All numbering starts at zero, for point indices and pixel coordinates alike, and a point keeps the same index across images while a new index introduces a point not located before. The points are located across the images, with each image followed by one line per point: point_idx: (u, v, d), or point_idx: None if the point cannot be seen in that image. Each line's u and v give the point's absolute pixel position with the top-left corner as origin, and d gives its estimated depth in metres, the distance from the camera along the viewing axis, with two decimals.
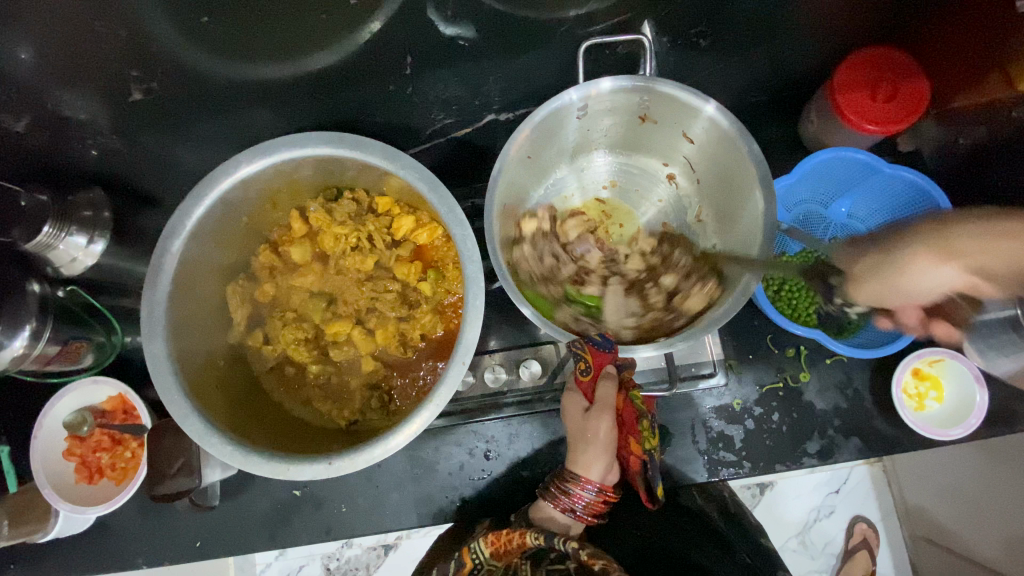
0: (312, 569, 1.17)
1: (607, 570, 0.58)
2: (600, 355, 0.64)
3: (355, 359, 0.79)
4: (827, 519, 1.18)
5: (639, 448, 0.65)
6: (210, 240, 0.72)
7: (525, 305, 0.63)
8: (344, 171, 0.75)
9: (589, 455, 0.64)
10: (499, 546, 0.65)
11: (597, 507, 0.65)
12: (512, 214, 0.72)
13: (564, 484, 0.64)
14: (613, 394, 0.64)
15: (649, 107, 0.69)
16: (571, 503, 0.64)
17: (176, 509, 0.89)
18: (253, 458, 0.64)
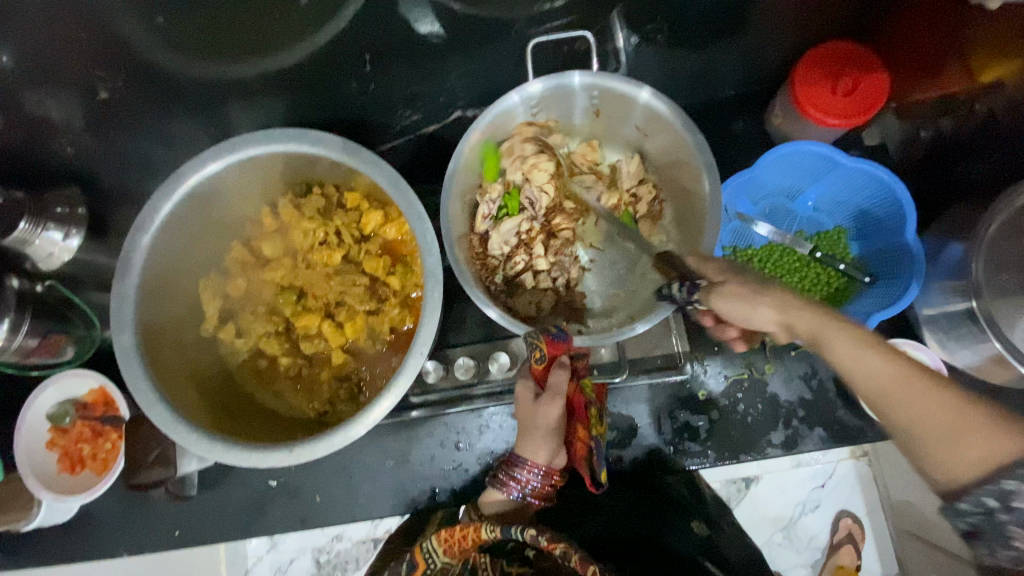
0: None
1: (567, 554, 0.55)
2: (553, 345, 0.65)
3: (325, 351, 0.81)
4: (812, 513, 1.19)
5: (586, 436, 0.66)
6: (180, 236, 0.74)
7: (489, 307, 0.65)
8: (311, 167, 0.77)
9: (535, 440, 0.65)
10: (452, 544, 0.59)
11: (545, 492, 0.65)
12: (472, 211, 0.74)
13: (512, 469, 0.65)
14: (565, 382, 0.65)
15: (600, 101, 0.72)
16: (519, 486, 0.64)
17: (155, 499, 0.91)
18: (219, 445, 0.66)
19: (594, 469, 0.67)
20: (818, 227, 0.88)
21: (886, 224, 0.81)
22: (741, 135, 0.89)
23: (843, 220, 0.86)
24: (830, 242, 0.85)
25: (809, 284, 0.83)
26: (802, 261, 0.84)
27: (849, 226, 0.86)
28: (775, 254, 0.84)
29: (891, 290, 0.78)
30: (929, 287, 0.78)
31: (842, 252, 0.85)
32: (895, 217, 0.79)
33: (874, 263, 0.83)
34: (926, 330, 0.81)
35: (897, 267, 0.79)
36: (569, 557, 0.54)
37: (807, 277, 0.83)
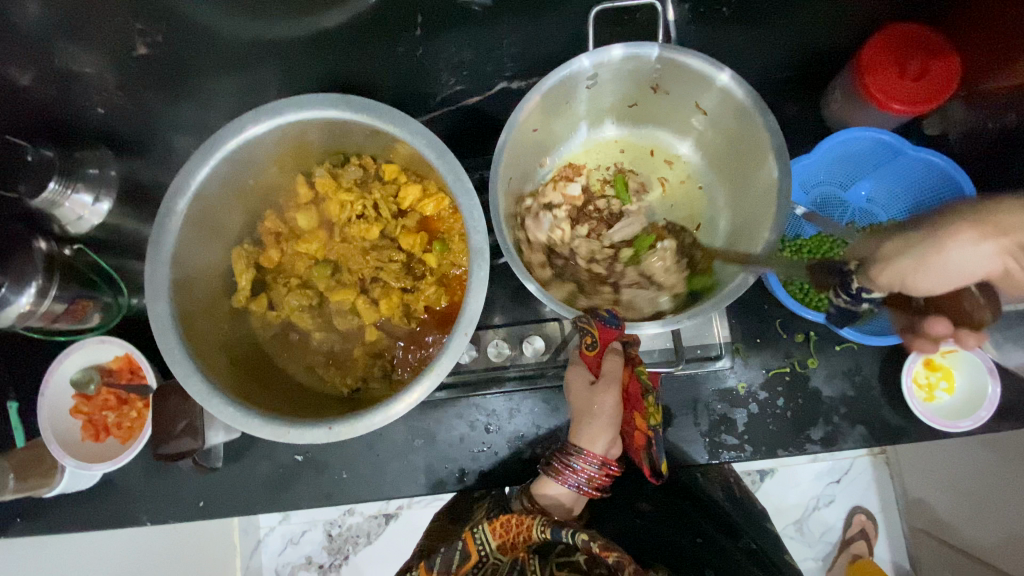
0: (314, 534, 1.25)
1: (620, 564, 0.57)
2: (605, 332, 0.61)
3: (359, 328, 0.79)
4: (826, 508, 1.18)
5: (644, 425, 0.63)
6: (215, 202, 0.72)
7: (530, 282, 0.63)
8: (353, 136, 0.74)
9: (588, 426, 0.63)
10: (506, 537, 0.65)
11: (602, 483, 0.64)
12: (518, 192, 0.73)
13: (569, 457, 0.64)
14: (619, 368, 0.63)
15: (660, 77, 0.68)
16: (575, 476, 0.63)
17: (180, 469, 0.90)
18: (255, 420, 0.64)
19: (652, 459, 0.65)
20: (870, 220, 0.84)
21: None
22: (796, 119, 0.86)
23: (897, 213, 0.83)
24: None
25: None
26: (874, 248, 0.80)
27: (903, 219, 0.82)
28: (825, 245, 0.82)
29: (948, 285, 0.75)
30: None
31: None
32: None
33: None
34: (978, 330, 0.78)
35: None
36: (624, 567, 0.57)
37: None
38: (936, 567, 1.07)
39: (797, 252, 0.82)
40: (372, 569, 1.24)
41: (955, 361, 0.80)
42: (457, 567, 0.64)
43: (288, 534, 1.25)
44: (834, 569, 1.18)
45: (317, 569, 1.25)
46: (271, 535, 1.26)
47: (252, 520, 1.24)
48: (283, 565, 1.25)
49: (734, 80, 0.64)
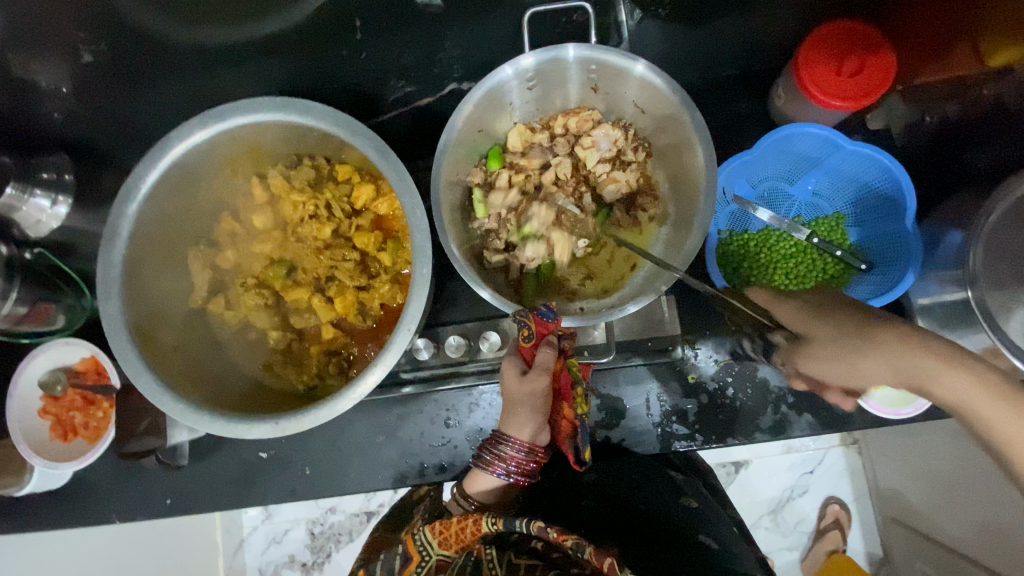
0: (297, 533, 1.27)
1: (580, 545, 0.61)
2: (542, 324, 0.65)
3: (315, 326, 0.81)
4: (801, 498, 1.20)
5: (573, 414, 0.67)
6: (168, 205, 0.73)
7: (481, 288, 0.65)
8: (303, 139, 0.76)
9: (523, 416, 0.65)
10: (447, 535, 0.65)
11: (530, 468, 0.67)
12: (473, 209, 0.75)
13: (498, 446, 0.66)
14: (552, 360, 0.65)
15: (596, 75, 0.70)
16: (504, 465, 0.65)
17: (147, 468, 0.92)
18: (205, 416, 0.66)
19: (577, 446, 0.69)
20: (817, 212, 0.86)
21: (886, 209, 0.80)
22: (744, 116, 0.87)
23: (842, 205, 0.85)
24: (828, 228, 0.83)
25: (804, 270, 0.82)
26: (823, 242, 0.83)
27: (848, 212, 0.84)
28: (771, 238, 0.83)
29: (888, 277, 0.77)
30: (926, 276, 0.76)
31: (841, 238, 0.83)
32: (895, 202, 0.77)
33: (873, 250, 0.81)
34: (919, 320, 0.80)
35: (896, 254, 0.77)
36: (583, 547, 0.61)
37: (802, 263, 0.83)
38: (908, 554, 1.09)
39: (745, 245, 0.84)
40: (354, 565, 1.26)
41: None
42: (399, 569, 0.64)
43: (271, 533, 1.27)
44: (808, 559, 1.20)
45: (300, 567, 1.27)
46: (254, 535, 1.27)
47: (235, 519, 1.26)
48: (266, 564, 1.27)
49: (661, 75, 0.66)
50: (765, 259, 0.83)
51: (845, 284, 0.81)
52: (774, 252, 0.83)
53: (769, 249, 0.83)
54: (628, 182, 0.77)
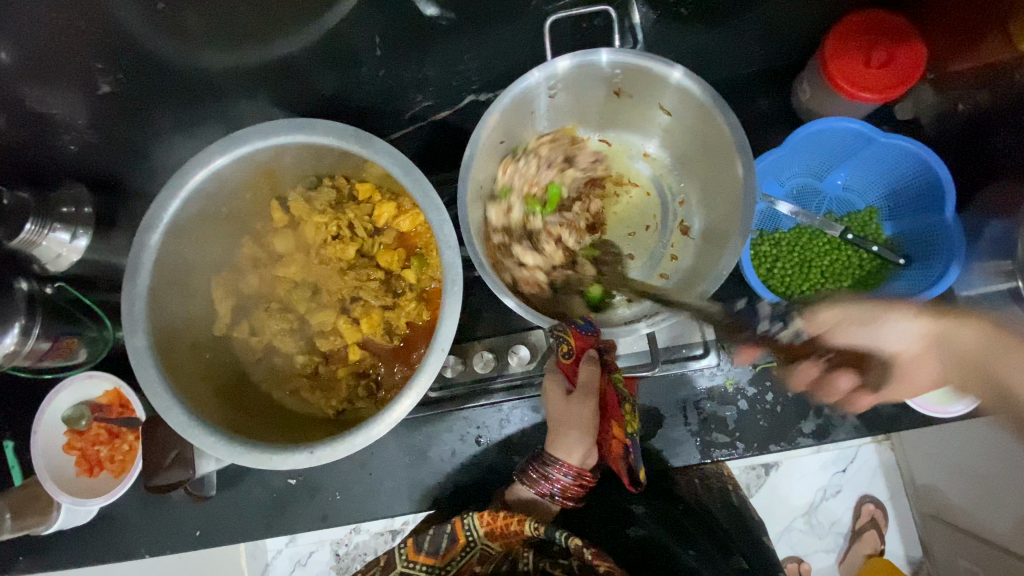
0: (322, 554, 1.25)
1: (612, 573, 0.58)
2: (581, 338, 0.62)
3: (341, 348, 0.79)
4: (834, 499, 1.16)
5: (621, 432, 0.64)
6: (189, 233, 0.72)
7: (507, 296, 0.63)
8: (323, 159, 0.74)
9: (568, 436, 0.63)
10: (495, 527, 0.65)
11: (578, 486, 0.64)
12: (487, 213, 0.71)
13: (543, 467, 0.64)
14: (594, 377, 0.63)
15: (622, 79, 0.68)
16: (548, 485, 0.63)
17: (175, 499, 0.90)
18: (239, 450, 0.64)
19: (630, 468, 0.65)
20: (848, 207, 0.84)
21: (923, 202, 0.77)
22: (768, 112, 0.85)
23: (874, 199, 0.83)
24: (862, 223, 0.81)
25: (839, 268, 0.80)
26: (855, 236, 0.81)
27: (881, 206, 0.82)
28: (804, 237, 0.81)
29: (929, 271, 0.75)
30: (970, 268, 0.75)
31: (875, 233, 0.81)
32: (932, 195, 0.75)
33: (909, 244, 0.79)
34: None
35: (936, 246, 0.75)
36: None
37: (837, 261, 0.80)
38: (948, 554, 1.06)
39: (776, 245, 0.82)
40: None
41: None
42: (443, 551, 0.65)
43: (296, 556, 1.25)
44: (845, 561, 1.17)
45: None
46: (278, 559, 1.25)
47: (259, 544, 1.24)
48: None
49: (689, 77, 0.65)
50: (797, 258, 0.81)
51: (882, 279, 0.79)
52: (808, 251, 0.81)
53: (803, 248, 0.81)
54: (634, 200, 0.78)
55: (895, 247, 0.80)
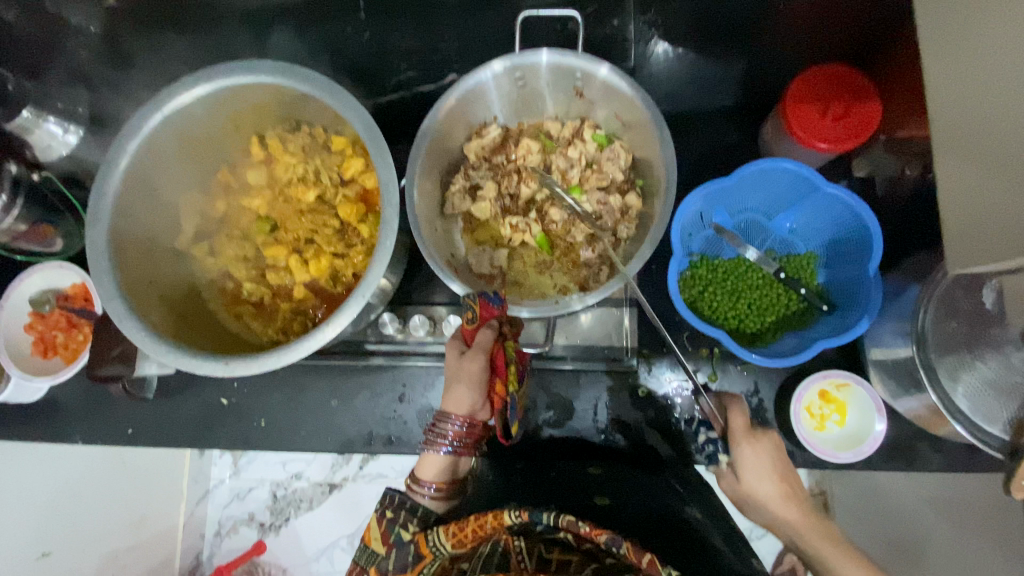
0: (259, 493, 1.30)
1: (614, 540, 0.58)
2: (487, 309, 0.69)
3: (289, 285, 0.85)
4: None
5: (504, 391, 0.68)
6: (168, 149, 0.77)
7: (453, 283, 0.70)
8: (301, 106, 0.80)
9: (458, 392, 0.67)
10: (460, 539, 0.62)
11: (475, 440, 0.69)
12: (448, 185, 0.81)
13: (439, 425, 0.68)
14: (490, 341, 0.67)
15: (582, 82, 0.74)
16: (447, 442, 0.67)
17: (115, 396, 0.96)
18: (164, 347, 0.69)
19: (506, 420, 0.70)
20: (790, 249, 0.88)
21: (855, 255, 0.80)
22: (734, 146, 0.89)
23: (816, 246, 0.86)
24: (798, 266, 0.85)
25: (766, 303, 0.84)
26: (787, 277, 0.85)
27: (821, 253, 0.86)
28: (738, 267, 0.85)
29: (843, 321, 0.77)
30: (883, 325, 0.76)
31: (809, 278, 0.85)
32: (861, 250, 0.79)
33: (837, 293, 0.82)
34: (871, 368, 0.79)
35: (856, 298, 0.78)
36: (616, 541, 0.58)
37: (766, 296, 0.84)
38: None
39: (713, 271, 0.85)
40: (310, 532, 1.29)
41: (851, 396, 0.80)
42: (411, 568, 0.64)
43: (236, 489, 1.31)
44: None
45: (258, 526, 1.30)
46: (219, 488, 1.31)
47: (204, 470, 1.30)
48: (226, 518, 1.31)
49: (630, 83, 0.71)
50: (728, 285, 0.85)
51: (804, 322, 0.83)
52: (740, 281, 0.85)
53: (736, 277, 0.84)
54: (582, 176, 0.81)
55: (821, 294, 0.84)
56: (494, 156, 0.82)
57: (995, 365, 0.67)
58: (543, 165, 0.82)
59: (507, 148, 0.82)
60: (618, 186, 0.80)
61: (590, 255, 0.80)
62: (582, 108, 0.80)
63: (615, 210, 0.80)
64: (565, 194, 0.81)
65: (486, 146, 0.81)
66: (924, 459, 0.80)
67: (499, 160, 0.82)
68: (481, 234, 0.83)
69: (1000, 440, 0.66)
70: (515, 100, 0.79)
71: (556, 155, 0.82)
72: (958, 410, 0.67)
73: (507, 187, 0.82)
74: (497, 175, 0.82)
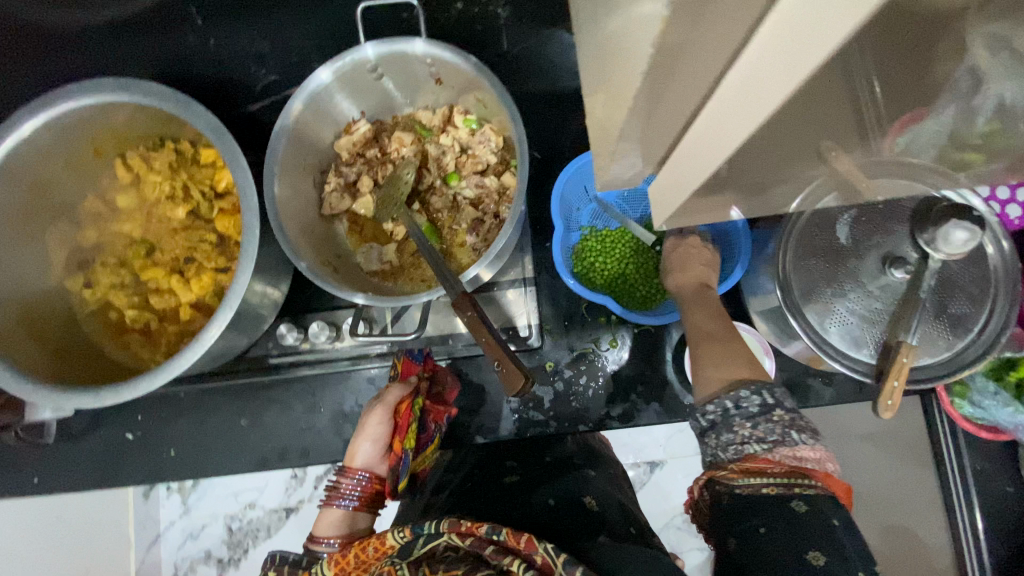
0: (214, 528, 1.27)
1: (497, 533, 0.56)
2: (407, 364, 0.83)
3: (175, 307, 0.82)
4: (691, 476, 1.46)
5: (399, 447, 0.75)
6: (19, 182, 0.73)
7: (297, 259, 0.67)
8: (157, 123, 0.77)
9: (361, 443, 0.77)
10: (342, 567, 0.61)
11: (372, 493, 0.77)
12: (324, 186, 0.80)
13: (336, 479, 0.76)
14: (396, 399, 0.78)
15: (437, 68, 0.74)
16: (344, 495, 0.75)
17: (13, 447, 0.92)
18: (30, 388, 0.66)
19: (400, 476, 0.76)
20: None
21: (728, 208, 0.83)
22: None
23: None
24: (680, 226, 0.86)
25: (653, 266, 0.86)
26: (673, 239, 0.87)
27: None
28: (625, 236, 0.87)
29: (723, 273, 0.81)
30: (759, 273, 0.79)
31: None
32: None
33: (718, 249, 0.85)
34: (756, 316, 0.81)
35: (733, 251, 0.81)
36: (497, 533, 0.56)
37: (652, 260, 0.86)
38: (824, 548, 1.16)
39: (601, 241, 0.87)
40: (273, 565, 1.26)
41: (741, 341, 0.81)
42: None
43: (188, 528, 1.27)
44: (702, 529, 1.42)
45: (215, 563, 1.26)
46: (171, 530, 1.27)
47: (150, 513, 1.26)
48: (182, 559, 1.27)
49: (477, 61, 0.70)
50: (617, 254, 0.86)
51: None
52: (628, 248, 0.86)
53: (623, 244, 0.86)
54: (458, 163, 0.81)
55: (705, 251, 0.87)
56: (369, 152, 0.82)
57: (856, 296, 0.70)
58: (418, 155, 0.82)
59: (380, 142, 0.82)
60: (493, 169, 0.81)
61: (475, 240, 0.80)
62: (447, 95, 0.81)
63: (494, 192, 0.80)
64: (444, 182, 0.82)
65: (358, 142, 0.81)
66: (817, 392, 0.84)
67: (373, 154, 0.82)
68: (366, 230, 0.83)
69: (867, 363, 0.70)
70: (379, 94, 0.79)
71: (430, 145, 0.82)
72: (829, 344, 0.71)
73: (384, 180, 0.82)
74: (374, 170, 0.82)
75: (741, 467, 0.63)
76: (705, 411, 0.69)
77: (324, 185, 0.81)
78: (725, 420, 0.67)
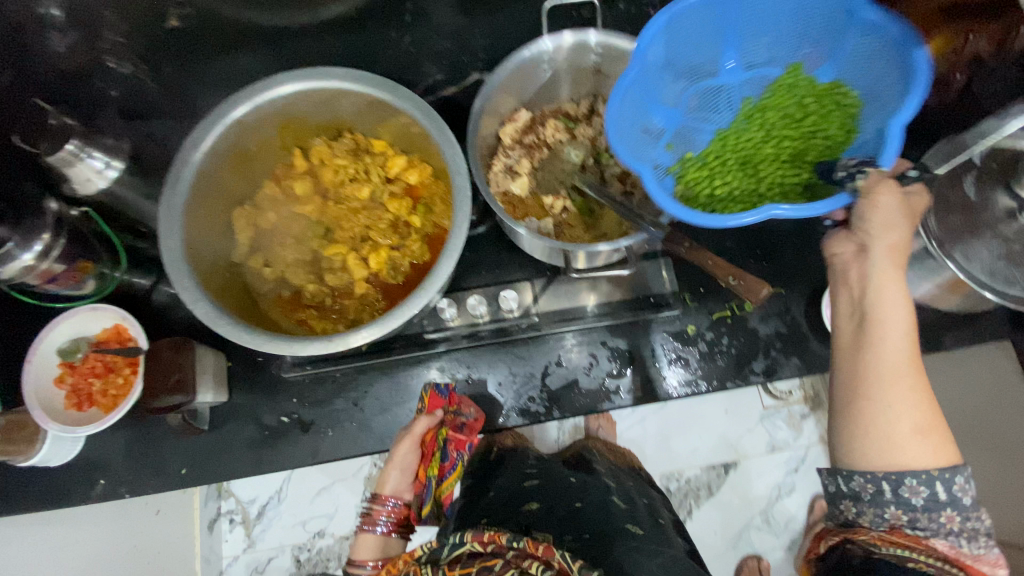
0: None
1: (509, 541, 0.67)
2: (434, 397, 0.90)
3: (348, 283, 0.87)
4: (787, 496, 1.31)
5: (424, 475, 0.91)
6: (224, 160, 0.80)
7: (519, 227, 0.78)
8: (345, 112, 0.86)
9: (392, 475, 0.89)
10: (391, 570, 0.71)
11: (401, 518, 0.91)
12: (490, 166, 0.90)
13: (374, 506, 0.90)
14: (424, 429, 0.88)
15: (600, 60, 0.86)
16: (378, 522, 0.89)
17: (166, 435, 0.92)
18: (256, 337, 0.70)
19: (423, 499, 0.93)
20: (762, 80, 0.78)
21: (833, 25, 0.72)
22: None
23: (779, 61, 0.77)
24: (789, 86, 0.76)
25: (800, 152, 0.75)
26: (790, 119, 0.76)
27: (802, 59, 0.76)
28: (729, 139, 0.77)
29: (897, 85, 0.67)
30: None
31: (807, 94, 0.76)
32: (835, 18, 0.71)
33: (857, 83, 0.72)
34: None
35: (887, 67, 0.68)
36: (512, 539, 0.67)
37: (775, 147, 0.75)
38: None
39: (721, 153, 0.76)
40: None
41: None
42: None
43: None
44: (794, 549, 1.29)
45: None
46: None
47: None
48: None
49: None
50: (738, 161, 0.76)
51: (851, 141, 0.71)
52: (751, 148, 0.76)
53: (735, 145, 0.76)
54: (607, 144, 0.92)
55: (844, 89, 0.73)
56: (527, 137, 0.92)
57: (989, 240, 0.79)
58: (571, 138, 0.92)
59: (536, 128, 0.92)
60: None
61: None
62: (596, 87, 0.93)
63: None
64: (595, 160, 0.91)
65: (519, 129, 0.91)
66: (940, 341, 0.92)
67: (531, 139, 0.91)
68: (526, 205, 0.90)
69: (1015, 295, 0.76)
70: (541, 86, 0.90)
71: (581, 129, 0.92)
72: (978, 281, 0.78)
73: (542, 161, 0.91)
74: (532, 151, 0.91)
75: (884, 537, 0.65)
76: (851, 478, 0.67)
77: (490, 165, 0.90)
78: (876, 496, 0.65)
